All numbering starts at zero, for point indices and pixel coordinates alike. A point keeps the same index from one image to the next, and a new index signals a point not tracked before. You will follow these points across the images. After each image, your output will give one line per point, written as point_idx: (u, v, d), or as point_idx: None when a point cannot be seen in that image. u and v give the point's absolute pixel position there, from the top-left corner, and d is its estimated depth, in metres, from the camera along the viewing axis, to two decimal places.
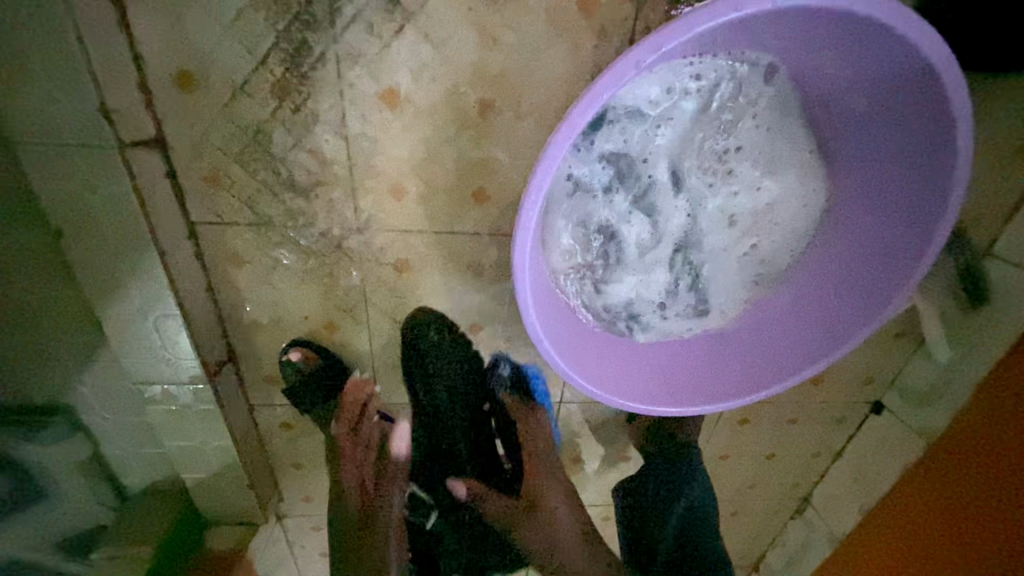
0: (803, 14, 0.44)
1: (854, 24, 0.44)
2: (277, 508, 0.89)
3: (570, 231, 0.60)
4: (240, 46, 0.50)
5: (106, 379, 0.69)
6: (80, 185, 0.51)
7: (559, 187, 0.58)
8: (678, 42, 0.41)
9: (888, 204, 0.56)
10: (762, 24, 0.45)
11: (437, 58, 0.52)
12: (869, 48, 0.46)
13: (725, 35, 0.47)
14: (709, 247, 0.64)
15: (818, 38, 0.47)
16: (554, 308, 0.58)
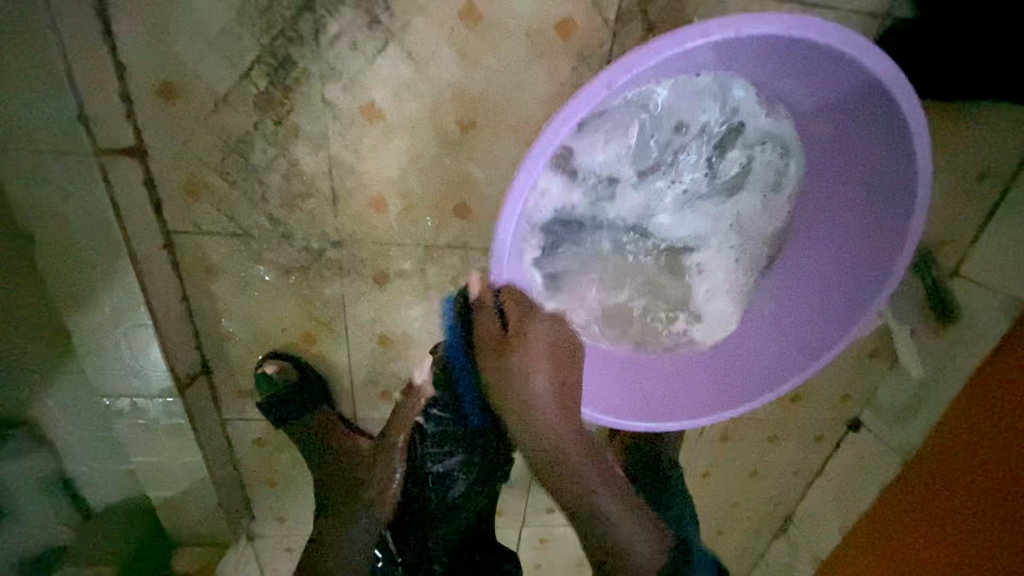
0: (897, 215, 0.54)
1: (885, 244, 0.56)
2: (250, 528, 0.86)
3: (591, 169, 0.55)
4: (223, 58, 0.50)
5: (72, 392, 0.67)
6: (56, 193, 0.51)
7: (701, 125, 0.56)
8: (648, 66, 0.42)
9: (738, 371, 0.66)
10: (889, 198, 0.54)
11: (420, 75, 0.53)
12: (859, 272, 0.59)
13: (877, 181, 0.54)
14: (638, 267, 0.64)
15: (863, 243, 0.58)
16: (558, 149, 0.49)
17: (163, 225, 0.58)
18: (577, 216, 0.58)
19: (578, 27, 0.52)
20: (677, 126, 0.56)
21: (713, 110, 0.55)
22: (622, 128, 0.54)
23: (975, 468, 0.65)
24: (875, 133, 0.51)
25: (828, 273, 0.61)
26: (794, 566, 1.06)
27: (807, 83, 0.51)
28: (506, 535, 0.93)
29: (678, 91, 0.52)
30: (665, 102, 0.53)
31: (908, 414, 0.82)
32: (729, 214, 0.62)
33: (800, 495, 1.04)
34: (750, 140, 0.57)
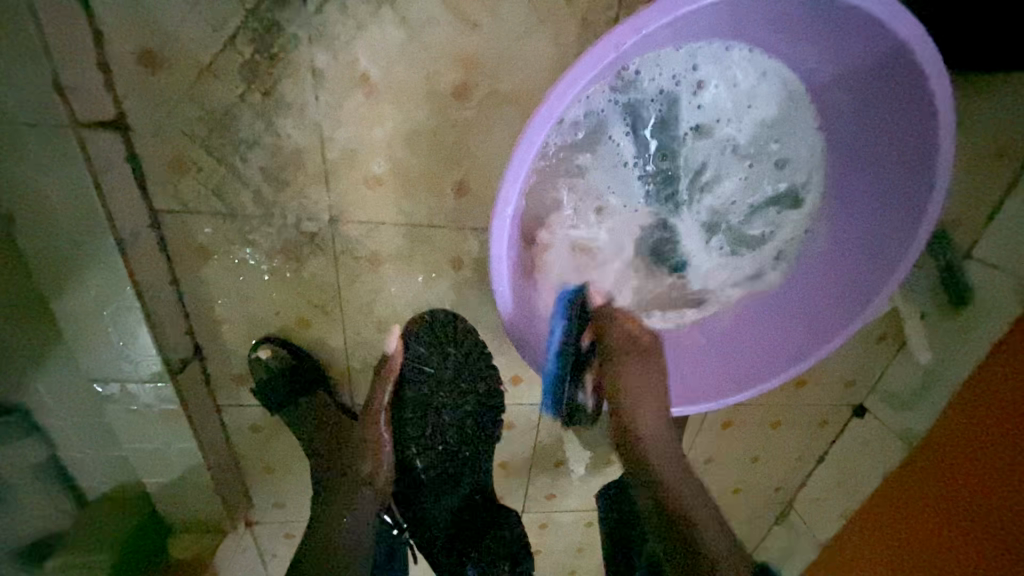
0: (830, 325, 0.59)
1: (804, 343, 0.60)
2: (247, 514, 0.85)
3: (623, 121, 0.54)
4: (206, 24, 0.47)
5: (61, 377, 0.65)
6: (32, 168, 0.48)
7: (772, 141, 0.57)
8: (661, 25, 0.40)
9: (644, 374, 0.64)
10: (833, 306, 0.59)
11: (414, 42, 0.50)
12: (773, 351, 0.62)
13: (839, 288, 0.59)
14: (637, 246, 0.63)
15: (790, 330, 0.62)
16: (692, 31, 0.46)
17: (148, 204, 0.56)
18: (591, 176, 0.56)
19: None
20: (737, 100, 0.55)
21: (757, 88, 0.54)
22: (664, 83, 0.52)
23: (975, 477, 0.65)
24: (903, 134, 0.50)
25: (751, 338, 0.64)
26: (795, 551, 1.06)
27: (853, 72, 0.50)
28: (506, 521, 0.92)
29: (732, 59, 0.51)
30: (777, 89, 0.54)
31: (914, 399, 0.81)
32: (738, 205, 0.61)
33: (803, 481, 1.03)
34: (778, 131, 0.57)
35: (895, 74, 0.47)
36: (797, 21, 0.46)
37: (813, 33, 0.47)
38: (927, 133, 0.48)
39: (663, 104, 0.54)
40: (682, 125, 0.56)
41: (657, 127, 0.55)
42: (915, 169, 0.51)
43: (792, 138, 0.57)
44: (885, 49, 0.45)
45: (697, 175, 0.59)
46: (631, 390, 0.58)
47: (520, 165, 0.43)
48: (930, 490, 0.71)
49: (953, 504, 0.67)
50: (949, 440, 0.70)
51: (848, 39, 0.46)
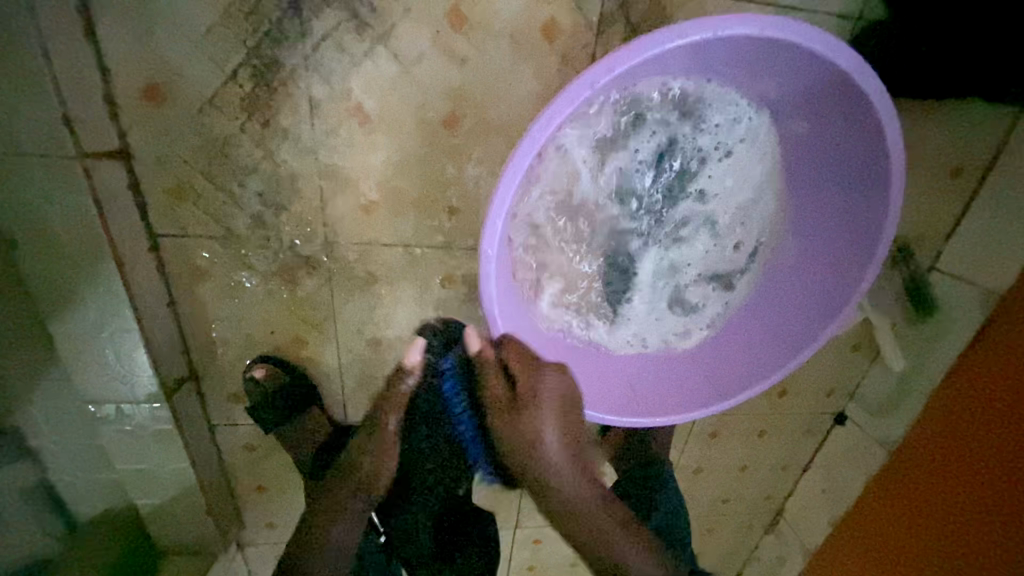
0: (774, 360, 0.64)
1: (751, 374, 0.65)
2: (240, 535, 0.85)
3: (617, 148, 0.58)
4: (209, 60, 0.50)
5: (55, 399, 0.65)
6: (38, 196, 0.50)
7: (742, 179, 0.62)
8: (631, 66, 0.43)
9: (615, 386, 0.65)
10: (776, 342, 0.65)
11: (406, 75, 0.53)
12: (726, 377, 0.66)
13: (784, 325, 0.65)
14: (602, 281, 0.65)
15: (739, 359, 0.66)
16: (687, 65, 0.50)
17: (148, 228, 0.58)
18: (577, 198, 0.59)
19: (561, 28, 0.53)
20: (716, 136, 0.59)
21: (735, 147, 0.60)
22: (655, 124, 0.57)
23: (960, 468, 0.67)
24: (854, 200, 0.57)
25: (707, 363, 0.67)
26: (785, 560, 1.08)
27: (818, 138, 0.56)
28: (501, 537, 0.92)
29: (718, 116, 0.58)
30: (751, 133, 0.59)
31: (892, 406, 0.85)
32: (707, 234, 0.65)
33: (790, 489, 1.05)
34: (741, 192, 0.62)
35: (855, 144, 0.53)
36: (784, 81, 0.52)
37: (795, 97, 0.53)
38: (876, 204, 0.55)
39: (651, 145, 0.59)
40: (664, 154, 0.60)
41: (641, 164, 0.60)
42: (859, 236, 0.57)
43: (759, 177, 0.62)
44: (852, 118, 0.51)
45: (665, 219, 0.64)
46: (510, 430, 0.57)
47: (508, 186, 0.45)
48: (919, 489, 0.73)
49: (944, 497, 0.69)
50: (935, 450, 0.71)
51: (824, 104, 0.52)
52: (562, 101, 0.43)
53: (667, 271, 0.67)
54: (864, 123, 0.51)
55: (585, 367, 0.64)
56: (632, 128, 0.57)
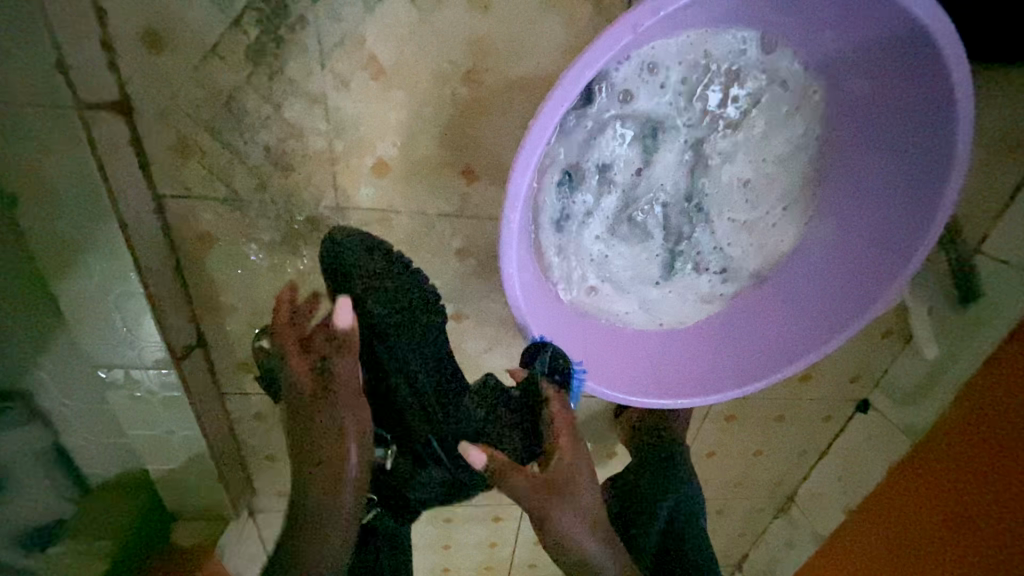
0: (768, 356, 0.62)
1: (743, 368, 0.62)
2: (251, 502, 0.85)
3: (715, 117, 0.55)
4: (212, 4, 0.46)
5: (63, 363, 0.64)
6: (34, 149, 0.47)
7: (777, 149, 0.58)
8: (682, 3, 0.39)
9: (605, 356, 0.61)
10: (774, 338, 0.62)
11: (424, 25, 0.49)
12: (716, 363, 0.63)
13: (785, 319, 0.62)
14: (583, 212, 0.57)
15: (731, 349, 0.64)
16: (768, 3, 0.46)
17: (151, 188, 0.55)
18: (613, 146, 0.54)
19: None
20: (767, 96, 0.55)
21: (773, 173, 0.59)
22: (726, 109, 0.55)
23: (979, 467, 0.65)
24: (783, 333, 0.62)
25: (701, 347, 0.64)
26: (794, 544, 1.07)
27: (812, 249, 0.61)
28: (510, 512, 0.92)
29: (771, 179, 0.59)
30: (800, 101, 0.55)
31: (922, 394, 0.82)
32: (726, 202, 0.61)
33: (805, 475, 1.04)
34: (717, 255, 0.63)
35: (917, 134, 0.50)
36: (874, 69, 0.49)
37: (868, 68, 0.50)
38: (922, 202, 0.52)
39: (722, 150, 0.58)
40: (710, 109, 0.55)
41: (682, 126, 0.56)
42: (894, 245, 0.55)
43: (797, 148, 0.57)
44: (917, 161, 0.51)
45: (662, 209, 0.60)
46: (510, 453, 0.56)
47: (541, 133, 0.41)
48: (938, 493, 0.71)
49: (954, 521, 0.67)
50: (935, 465, 0.72)
51: (900, 108, 0.50)
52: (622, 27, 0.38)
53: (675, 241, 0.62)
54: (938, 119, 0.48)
55: (578, 336, 0.59)
56: (684, 80, 0.52)
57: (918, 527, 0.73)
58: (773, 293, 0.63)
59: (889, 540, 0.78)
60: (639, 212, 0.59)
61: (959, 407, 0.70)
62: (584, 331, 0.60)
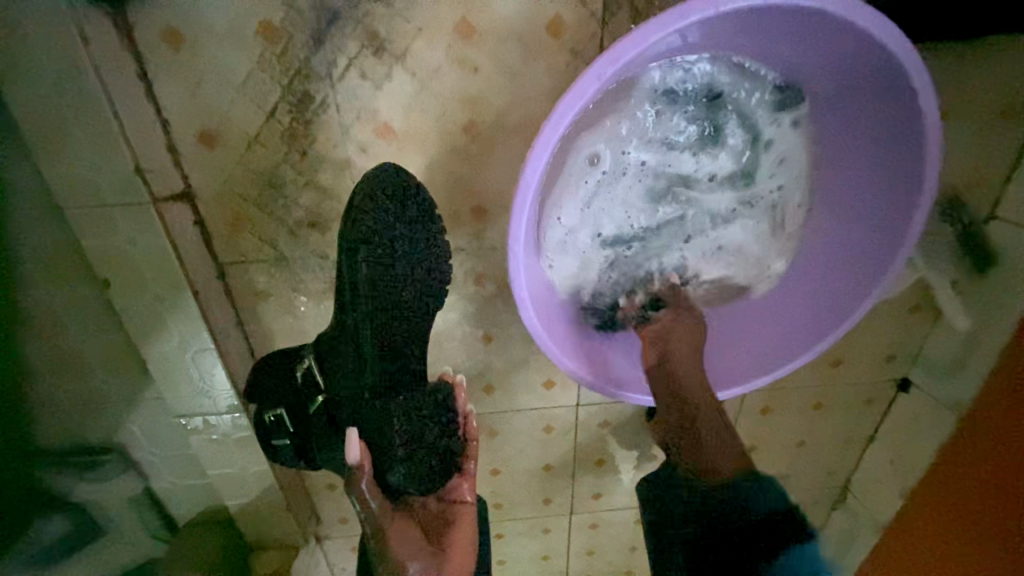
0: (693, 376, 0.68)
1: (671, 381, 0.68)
2: (317, 531, 0.92)
3: (750, 209, 0.64)
4: (251, 102, 0.56)
5: (151, 416, 0.74)
6: (123, 240, 0.58)
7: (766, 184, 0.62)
8: (655, 41, 0.44)
9: (567, 339, 0.63)
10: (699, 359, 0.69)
11: (426, 92, 0.57)
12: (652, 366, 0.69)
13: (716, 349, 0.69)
14: (654, 139, 0.58)
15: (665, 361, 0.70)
16: (822, 44, 0.50)
17: (214, 258, 0.64)
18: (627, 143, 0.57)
19: (567, 24, 0.55)
20: (779, 129, 0.59)
21: (756, 201, 0.63)
22: (739, 134, 0.59)
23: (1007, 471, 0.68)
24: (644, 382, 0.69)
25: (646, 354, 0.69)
26: (855, 536, 1.04)
27: (698, 329, 0.68)
28: (557, 523, 0.96)
29: (724, 265, 0.67)
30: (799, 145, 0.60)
31: (960, 366, 0.81)
32: (703, 224, 0.65)
33: (856, 462, 1.02)
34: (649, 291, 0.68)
35: (890, 202, 0.57)
36: (877, 128, 0.55)
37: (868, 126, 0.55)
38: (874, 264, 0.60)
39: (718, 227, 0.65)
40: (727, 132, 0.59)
41: (696, 139, 0.59)
42: (831, 300, 0.64)
43: (781, 186, 0.63)
44: (878, 226, 0.59)
45: (647, 218, 0.63)
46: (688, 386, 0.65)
47: (530, 168, 0.47)
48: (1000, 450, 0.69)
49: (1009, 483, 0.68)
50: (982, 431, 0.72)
51: (882, 170, 0.57)
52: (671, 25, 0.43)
53: (646, 250, 0.65)
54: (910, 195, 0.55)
55: (553, 316, 0.61)
56: (712, 100, 0.56)
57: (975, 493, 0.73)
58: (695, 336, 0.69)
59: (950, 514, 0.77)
60: (667, 178, 0.61)
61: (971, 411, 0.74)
62: (558, 328, 0.61)
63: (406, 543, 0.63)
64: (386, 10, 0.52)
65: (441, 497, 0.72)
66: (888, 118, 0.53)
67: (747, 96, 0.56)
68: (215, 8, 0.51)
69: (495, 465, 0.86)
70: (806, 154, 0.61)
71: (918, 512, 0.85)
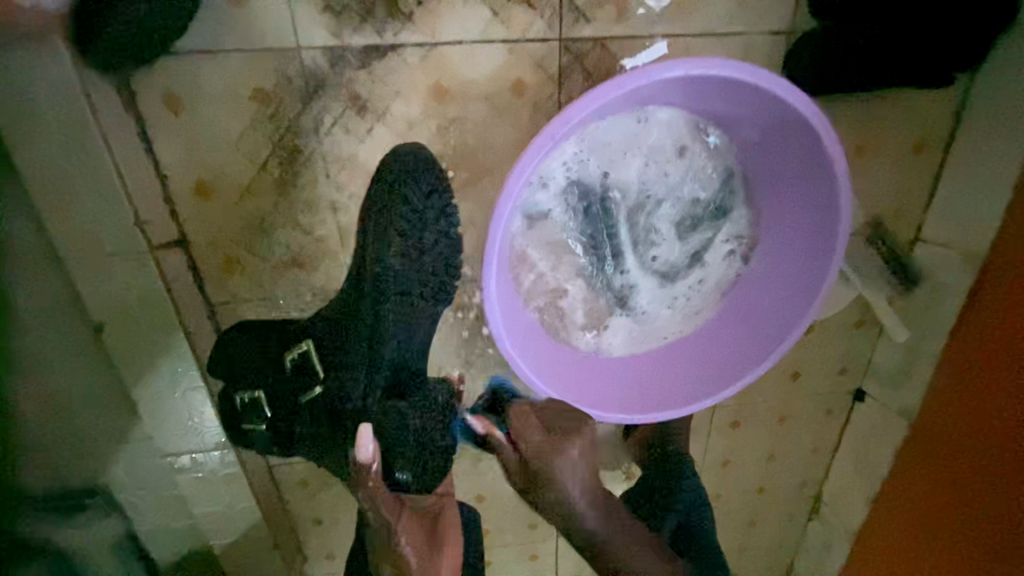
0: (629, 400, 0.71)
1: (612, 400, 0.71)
2: (303, 567, 0.92)
3: (692, 257, 0.71)
4: (245, 156, 0.61)
5: (136, 457, 0.75)
6: (119, 284, 0.61)
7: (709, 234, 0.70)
8: (616, 94, 0.52)
9: (525, 344, 0.66)
10: (636, 387, 0.73)
11: (405, 144, 0.63)
12: (597, 381, 0.71)
13: (651, 384, 0.73)
14: (638, 169, 0.65)
15: (608, 382, 0.72)
16: (766, 122, 0.60)
17: (205, 299, 0.68)
18: (596, 172, 0.64)
19: (529, 85, 0.62)
20: (723, 190, 0.68)
21: (698, 246, 0.71)
22: (693, 185, 0.67)
23: (987, 506, 0.71)
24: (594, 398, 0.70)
25: (593, 370, 0.72)
26: (830, 545, 1.08)
27: (638, 353, 0.74)
28: (544, 548, 0.98)
29: (666, 305, 0.73)
30: (736, 207, 0.69)
31: (904, 375, 0.88)
32: (650, 262, 0.71)
33: (825, 472, 1.07)
34: (599, 310, 0.72)
35: (803, 274, 0.67)
36: (799, 202, 0.65)
37: (793, 200, 0.65)
38: (787, 324, 0.68)
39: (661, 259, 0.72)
40: (683, 182, 0.67)
41: (657, 182, 0.67)
42: (748, 353, 0.71)
43: (719, 239, 0.71)
44: (791, 292, 0.68)
45: (603, 246, 0.69)
46: (547, 501, 0.61)
47: (501, 200, 0.52)
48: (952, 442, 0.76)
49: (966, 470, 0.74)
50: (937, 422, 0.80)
51: (800, 242, 0.67)
52: (646, 72, 0.51)
53: (599, 277, 0.71)
54: (820, 267, 0.65)
55: (512, 316, 0.64)
56: (674, 151, 0.65)
57: (937, 482, 0.79)
58: (635, 363, 0.74)
59: (919, 507, 0.83)
60: (634, 204, 0.67)
61: (948, 435, 0.77)
62: (518, 333, 0.65)
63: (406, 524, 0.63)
64: (368, 76, 0.59)
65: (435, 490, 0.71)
66: (811, 210, 0.64)
67: (704, 151, 0.65)
68: (212, 77, 0.57)
69: (479, 491, 0.88)
70: (743, 217, 0.70)
71: (889, 511, 0.90)
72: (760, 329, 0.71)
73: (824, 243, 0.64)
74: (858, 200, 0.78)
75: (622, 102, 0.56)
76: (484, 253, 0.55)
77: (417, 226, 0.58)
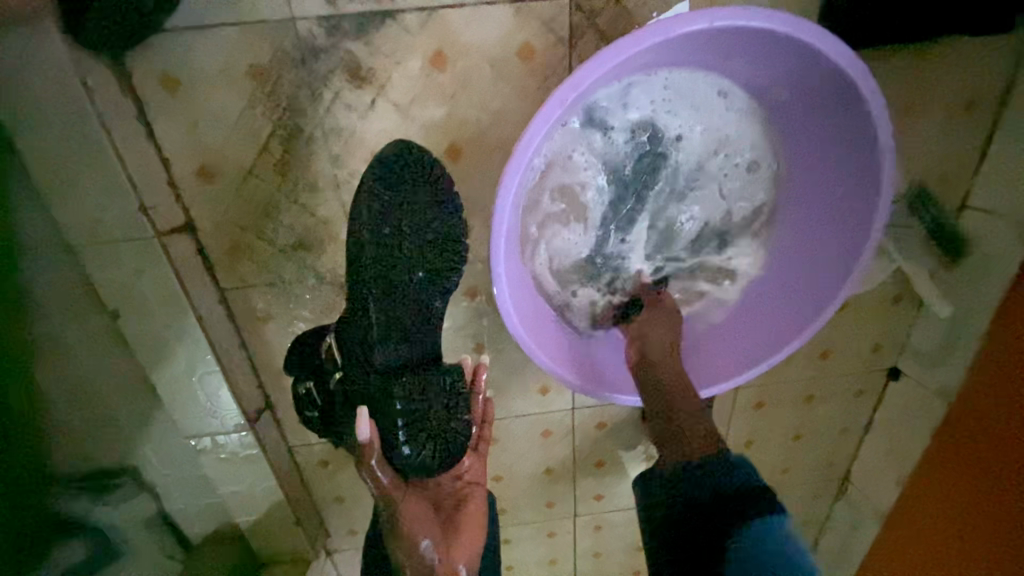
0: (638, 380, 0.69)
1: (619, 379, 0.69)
2: (327, 542, 0.95)
3: (710, 232, 0.68)
4: (245, 137, 0.59)
5: (161, 439, 0.77)
6: (131, 271, 0.62)
7: (731, 208, 0.67)
8: (636, 53, 0.47)
9: (534, 320, 0.63)
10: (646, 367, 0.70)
11: (408, 118, 0.60)
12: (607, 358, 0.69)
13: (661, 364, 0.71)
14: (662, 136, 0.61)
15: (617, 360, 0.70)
16: (807, 87, 0.55)
17: (216, 284, 0.68)
18: (616, 138, 0.60)
19: (537, 50, 0.58)
20: (751, 162, 0.64)
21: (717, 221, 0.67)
22: (721, 155, 0.63)
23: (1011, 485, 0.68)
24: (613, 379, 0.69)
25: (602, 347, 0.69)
26: (858, 527, 1.05)
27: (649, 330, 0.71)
28: (562, 526, 0.98)
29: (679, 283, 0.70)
30: (764, 180, 0.65)
31: (945, 353, 0.82)
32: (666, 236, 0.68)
33: (854, 452, 1.03)
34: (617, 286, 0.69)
35: (826, 258, 0.63)
36: (833, 179, 0.61)
37: (826, 178, 0.61)
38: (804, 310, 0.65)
39: (682, 232, 0.68)
40: (709, 152, 0.63)
41: (681, 151, 0.63)
42: (761, 338, 0.68)
43: (740, 215, 0.67)
44: (812, 277, 0.65)
45: (619, 218, 0.66)
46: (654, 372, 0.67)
47: (507, 172, 0.49)
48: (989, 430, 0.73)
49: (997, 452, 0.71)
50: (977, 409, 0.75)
51: (828, 223, 0.63)
52: (674, 28, 0.46)
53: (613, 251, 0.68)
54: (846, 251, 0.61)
55: (521, 292, 0.61)
56: (704, 117, 0.61)
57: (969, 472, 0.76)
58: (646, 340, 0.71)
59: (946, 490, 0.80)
60: (654, 174, 0.64)
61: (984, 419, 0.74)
62: (528, 310, 0.62)
63: (419, 520, 0.65)
64: (366, 47, 0.56)
65: (458, 477, 0.72)
66: (846, 188, 0.60)
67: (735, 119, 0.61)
68: (207, 54, 0.55)
69: (496, 471, 0.88)
70: (770, 192, 0.66)
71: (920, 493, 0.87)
72: (788, 306, 0.67)
73: (854, 225, 0.60)
74: (900, 165, 0.72)
75: (649, 60, 0.51)
76: (492, 226, 0.52)
77: (423, 222, 0.58)
